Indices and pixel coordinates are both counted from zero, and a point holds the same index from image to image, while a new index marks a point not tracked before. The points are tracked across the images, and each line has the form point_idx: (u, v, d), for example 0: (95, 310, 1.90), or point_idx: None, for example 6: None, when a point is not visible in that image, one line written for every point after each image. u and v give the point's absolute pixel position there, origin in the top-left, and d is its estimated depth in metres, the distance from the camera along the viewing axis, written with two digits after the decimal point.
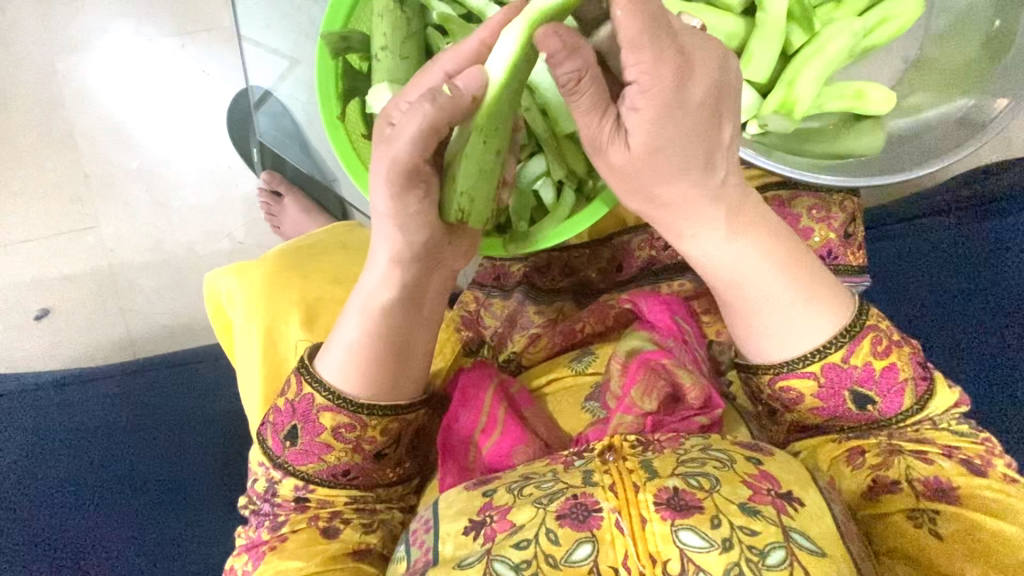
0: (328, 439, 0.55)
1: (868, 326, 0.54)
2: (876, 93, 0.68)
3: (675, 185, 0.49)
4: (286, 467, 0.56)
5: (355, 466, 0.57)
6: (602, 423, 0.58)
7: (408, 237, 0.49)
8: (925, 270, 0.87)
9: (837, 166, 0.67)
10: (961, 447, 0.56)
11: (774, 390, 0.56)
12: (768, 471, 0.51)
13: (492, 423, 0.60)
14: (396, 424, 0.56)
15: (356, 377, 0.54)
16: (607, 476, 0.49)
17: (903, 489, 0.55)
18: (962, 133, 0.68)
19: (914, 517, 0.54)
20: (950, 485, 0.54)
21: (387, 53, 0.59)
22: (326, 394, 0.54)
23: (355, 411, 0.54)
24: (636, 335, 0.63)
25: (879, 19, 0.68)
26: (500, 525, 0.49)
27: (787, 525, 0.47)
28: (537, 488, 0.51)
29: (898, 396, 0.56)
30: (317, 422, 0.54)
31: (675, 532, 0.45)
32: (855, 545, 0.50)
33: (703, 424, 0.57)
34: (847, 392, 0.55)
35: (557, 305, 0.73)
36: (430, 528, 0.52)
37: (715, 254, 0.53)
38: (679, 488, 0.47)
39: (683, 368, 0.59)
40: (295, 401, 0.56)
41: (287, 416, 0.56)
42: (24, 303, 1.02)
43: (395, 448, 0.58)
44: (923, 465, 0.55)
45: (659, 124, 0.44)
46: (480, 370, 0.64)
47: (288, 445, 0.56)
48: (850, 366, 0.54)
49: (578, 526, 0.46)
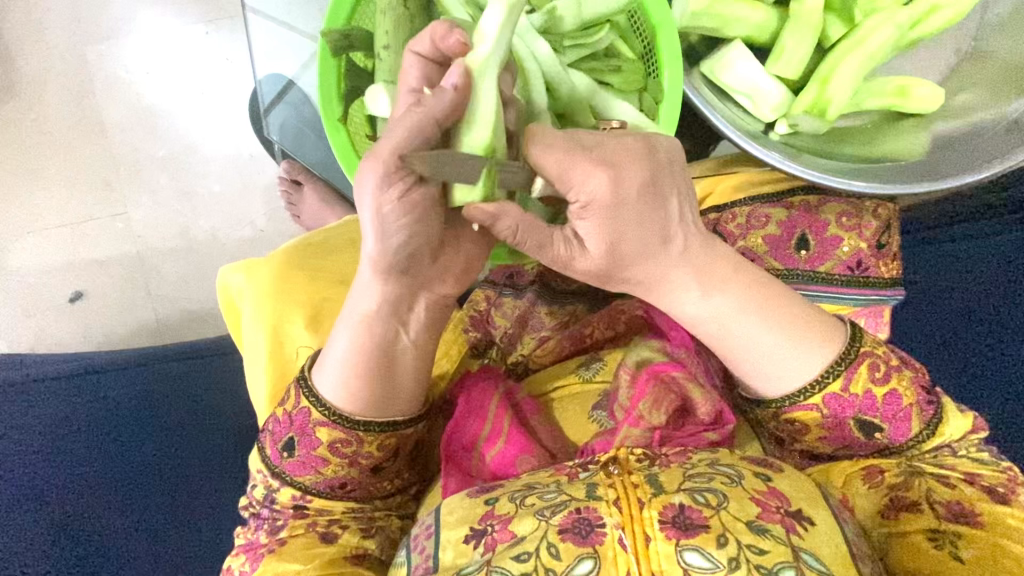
0: (324, 452, 0.55)
1: (866, 353, 0.52)
2: (922, 90, 0.65)
3: (642, 266, 0.47)
4: (285, 479, 0.57)
5: (351, 479, 0.57)
6: (609, 434, 0.57)
7: (376, 247, 0.46)
8: (956, 281, 0.82)
9: (867, 172, 0.62)
10: (981, 475, 0.54)
11: (779, 422, 0.55)
12: (777, 487, 0.49)
13: (497, 433, 0.59)
14: (393, 440, 0.56)
15: (346, 393, 0.54)
16: (612, 491, 0.48)
17: (924, 510, 0.53)
18: (1012, 137, 0.63)
19: (933, 538, 0.51)
20: (972, 510, 0.52)
21: (390, 52, 0.57)
22: (321, 409, 0.54)
23: (351, 428, 0.54)
24: (645, 348, 0.61)
25: (929, 9, 0.64)
26: (501, 535, 0.48)
27: (796, 545, 0.45)
28: (540, 499, 0.50)
29: (905, 421, 0.54)
30: (313, 436, 0.55)
31: (679, 552, 0.44)
32: (867, 565, 0.48)
33: (712, 439, 0.56)
34: (852, 421, 0.53)
35: (570, 307, 0.71)
36: (432, 535, 0.52)
37: (692, 313, 0.51)
38: (685, 505, 0.46)
39: (695, 382, 0.57)
40: (292, 412, 0.56)
41: (282, 429, 0.56)
42: (56, 286, 1.05)
43: (392, 462, 0.58)
44: (944, 489, 0.53)
45: (611, 223, 0.43)
46: (486, 380, 0.63)
47: (285, 456, 0.56)
48: (851, 395, 0.52)
49: (580, 542, 0.45)
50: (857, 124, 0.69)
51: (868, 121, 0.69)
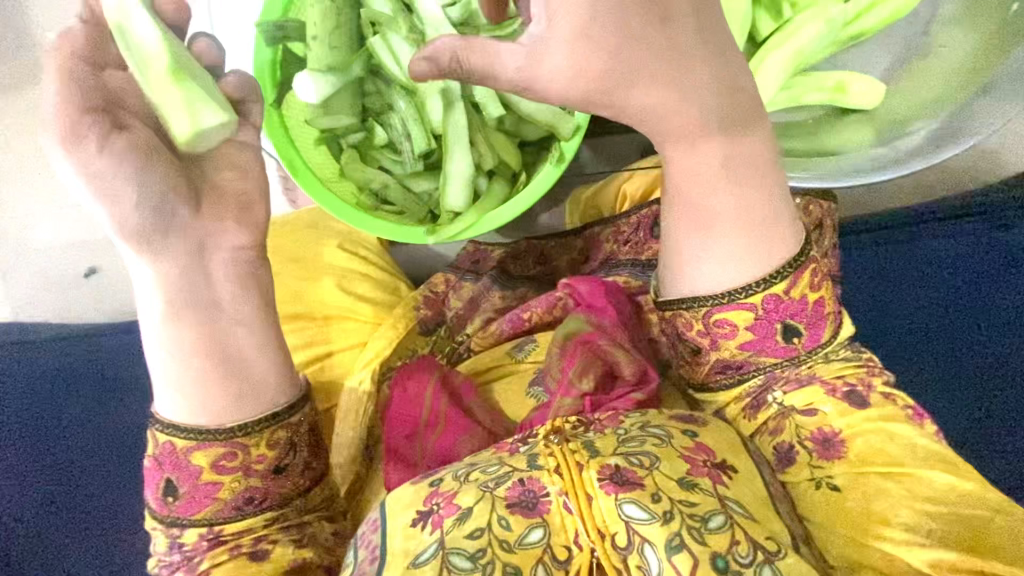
0: (211, 476, 0.53)
1: (810, 262, 0.58)
2: (859, 86, 0.78)
3: (625, 68, 0.51)
4: (182, 522, 0.54)
5: (257, 490, 0.55)
6: (545, 405, 0.60)
7: (137, 217, 0.49)
8: (907, 281, 0.92)
9: (796, 174, 0.73)
10: (845, 376, 0.59)
11: (712, 325, 0.58)
12: (703, 442, 0.54)
13: (436, 417, 0.61)
14: (283, 432, 0.55)
15: (199, 405, 0.53)
16: (552, 459, 0.51)
17: (802, 456, 0.57)
18: (892, 158, 0.80)
19: (814, 480, 0.56)
20: (834, 434, 0.57)
21: (318, 42, 0.69)
22: (181, 434, 0.53)
23: (227, 438, 0.53)
24: (573, 318, 0.64)
25: (858, 11, 0.76)
26: (447, 510, 0.50)
27: (722, 494, 0.50)
28: (483, 473, 0.53)
29: (822, 325, 0.59)
30: (191, 466, 0.53)
31: (620, 505, 0.48)
32: (781, 504, 0.54)
33: (638, 399, 0.59)
34: (780, 323, 0.58)
35: (521, 292, 0.78)
36: (378, 528, 0.53)
37: (694, 164, 0.56)
38: (620, 466, 0.50)
39: (620, 346, 0.61)
40: (157, 455, 0.54)
41: (155, 473, 0.54)
42: (68, 268, 1.08)
43: (296, 458, 0.57)
44: (810, 420, 0.58)
45: (584, 41, 0.50)
46: (421, 363, 0.66)
47: (171, 500, 0.54)
48: (789, 298, 0.57)
49: (529, 513, 0.50)
50: (804, 118, 0.83)
51: (814, 115, 0.83)
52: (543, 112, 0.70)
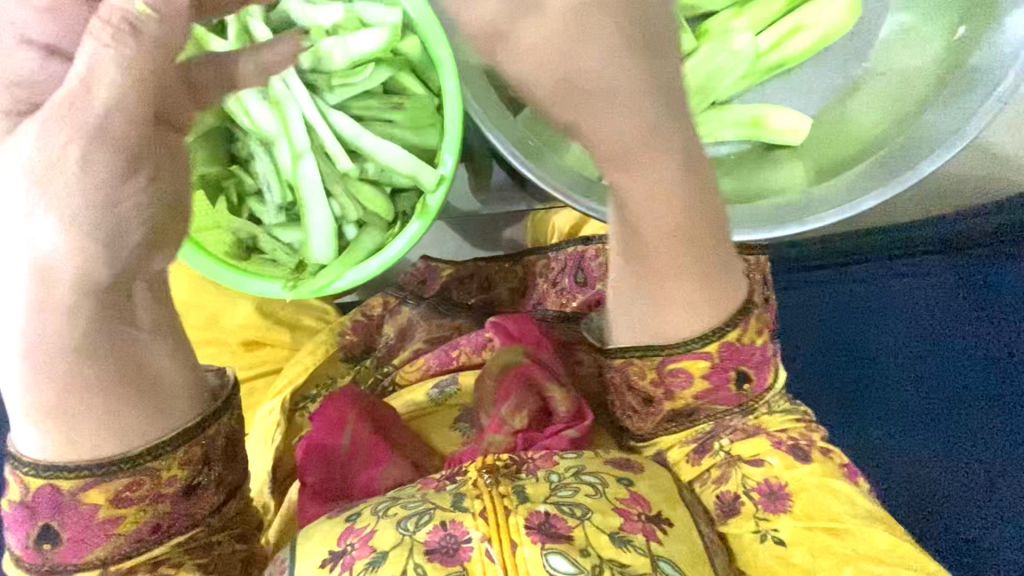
0: (110, 512, 0.45)
1: (758, 310, 0.52)
2: (777, 122, 0.75)
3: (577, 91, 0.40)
4: (69, 570, 0.45)
5: (161, 521, 0.47)
6: (474, 443, 0.56)
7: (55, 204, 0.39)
8: (874, 318, 0.90)
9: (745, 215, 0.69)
10: (787, 431, 0.56)
11: (657, 379, 0.52)
12: (639, 490, 0.51)
13: (355, 447, 0.57)
14: (197, 448, 0.46)
15: (66, 433, 0.43)
16: (478, 501, 0.47)
17: (745, 505, 0.55)
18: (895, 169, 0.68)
19: (758, 529, 0.54)
20: (782, 487, 0.55)
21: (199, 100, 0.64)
22: (66, 476, 0.43)
23: (125, 464, 0.44)
24: (509, 350, 0.61)
25: (774, 42, 0.76)
26: (359, 552, 0.46)
27: (654, 552, 0.47)
28: (403, 508, 0.48)
29: (767, 370, 0.54)
30: (79, 504, 0.44)
31: (545, 556, 0.44)
32: (718, 559, 0.52)
33: (574, 437, 0.55)
34: (734, 370, 0.52)
35: (454, 322, 0.73)
36: (284, 568, 0.48)
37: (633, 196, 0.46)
38: (551, 513, 0.47)
39: (556, 382, 0.58)
40: (24, 502, 0.44)
41: (23, 520, 0.44)
42: None
43: (209, 476, 0.48)
44: (757, 471, 0.55)
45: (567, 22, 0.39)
46: (344, 397, 0.61)
47: (51, 546, 0.45)
48: (745, 343, 0.51)
49: (447, 561, 0.44)
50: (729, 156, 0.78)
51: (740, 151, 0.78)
52: (406, 162, 0.69)
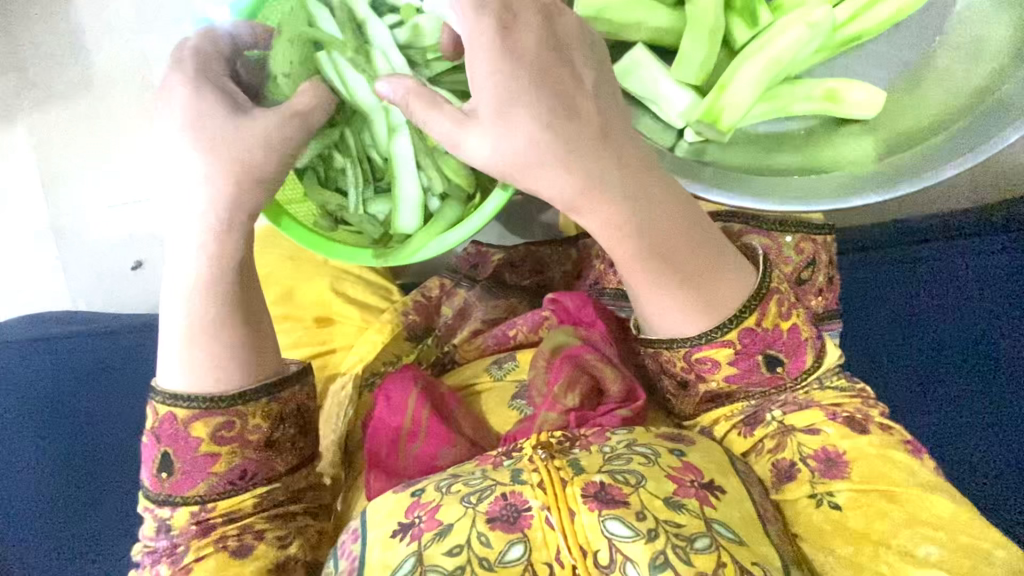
0: (210, 449, 0.55)
1: (775, 292, 0.55)
2: (855, 95, 0.67)
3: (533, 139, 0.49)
4: (175, 501, 0.55)
5: (249, 466, 0.57)
6: (528, 420, 0.59)
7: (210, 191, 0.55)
8: (946, 301, 0.85)
9: (792, 192, 0.64)
10: (841, 406, 0.57)
11: (689, 364, 0.56)
12: (691, 461, 0.52)
13: (413, 430, 0.60)
14: (275, 405, 0.57)
15: (202, 373, 0.56)
16: (536, 474, 0.49)
17: (802, 472, 0.56)
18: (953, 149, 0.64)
19: (813, 496, 0.55)
20: (840, 457, 0.55)
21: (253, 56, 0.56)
22: (186, 405, 0.55)
23: (228, 405, 0.55)
24: (561, 331, 0.63)
25: (853, 13, 0.66)
26: (428, 524, 0.49)
27: (708, 516, 0.49)
28: (465, 485, 0.51)
29: (803, 353, 0.56)
30: (190, 437, 0.55)
31: (603, 522, 0.46)
32: (773, 526, 0.53)
33: (625, 415, 0.58)
34: (760, 355, 0.55)
35: (509, 302, 0.77)
36: (358, 538, 0.51)
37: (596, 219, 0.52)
38: (606, 482, 0.48)
39: (606, 361, 0.60)
40: (156, 429, 0.56)
41: (152, 448, 0.56)
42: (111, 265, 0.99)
43: (285, 434, 0.58)
44: (813, 439, 0.56)
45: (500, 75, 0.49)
46: (403, 373, 0.64)
47: (164, 477, 0.55)
48: (764, 329, 0.54)
49: (509, 528, 0.47)
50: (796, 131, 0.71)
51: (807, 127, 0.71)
52: None
